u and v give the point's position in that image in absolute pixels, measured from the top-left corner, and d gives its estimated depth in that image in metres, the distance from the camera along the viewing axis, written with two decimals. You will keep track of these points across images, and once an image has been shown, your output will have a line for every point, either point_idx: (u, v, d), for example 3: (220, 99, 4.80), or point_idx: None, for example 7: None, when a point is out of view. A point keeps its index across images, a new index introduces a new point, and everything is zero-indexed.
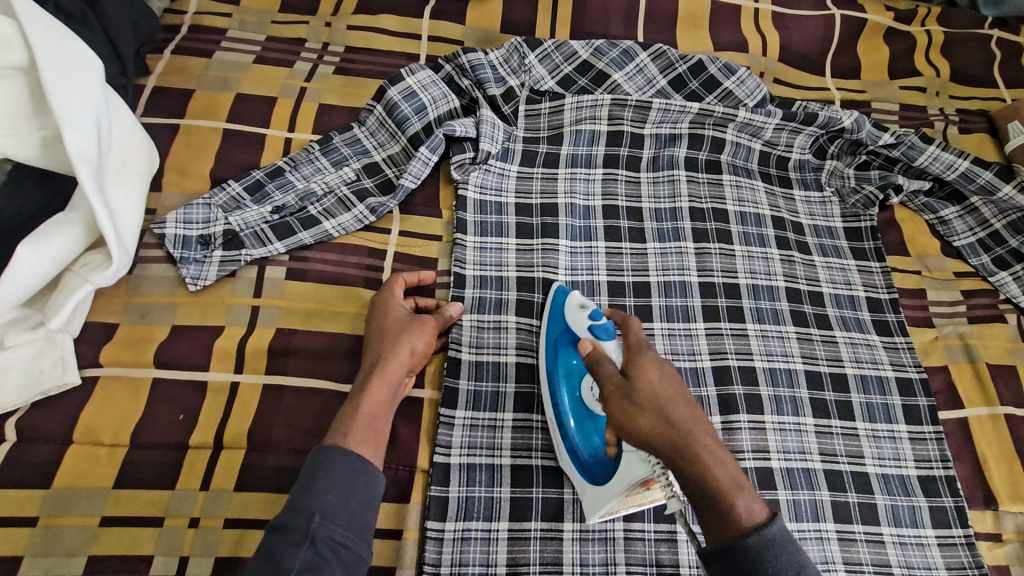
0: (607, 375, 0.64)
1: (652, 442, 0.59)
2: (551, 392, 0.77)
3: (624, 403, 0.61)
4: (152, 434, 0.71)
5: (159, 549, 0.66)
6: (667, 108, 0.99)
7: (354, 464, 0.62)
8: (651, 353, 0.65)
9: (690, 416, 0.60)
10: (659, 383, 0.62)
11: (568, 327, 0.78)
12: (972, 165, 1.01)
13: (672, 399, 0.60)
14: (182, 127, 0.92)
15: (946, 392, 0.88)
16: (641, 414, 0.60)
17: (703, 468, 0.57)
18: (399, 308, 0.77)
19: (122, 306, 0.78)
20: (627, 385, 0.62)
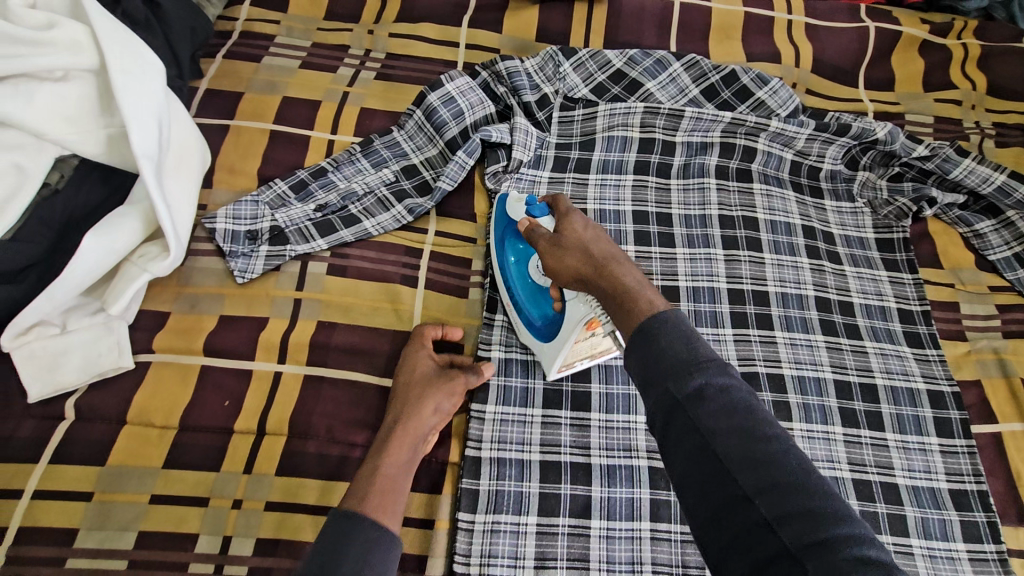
0: (539, 233, 0.72)
1: (577, 274, 0.65)
2: (505, 278, 0.83)
3: (551, 247, 0.69)
4: (200, 418, 0.74)
5: (204, 527, 0.69)
6: (699, 117, 1.00)
7: (371, 529, 0.57)
8: (578, 212, 0.71)
9: (611, 249, 0.65)
10: (584, 230, 0.68)
11: (510, 218, 0.84)
12: (1009, 179, 1.01)
13: (594, 240, 0.66)
14: (232, 128, 0.97)
15: (980, 406, 0.87)
16: (565, 253, 0.67)
17: (614, 280, 0.61)
18: (427, 366, 0.77)
19: (174, 296, 0.82)
20: (555, 235, 0.69)
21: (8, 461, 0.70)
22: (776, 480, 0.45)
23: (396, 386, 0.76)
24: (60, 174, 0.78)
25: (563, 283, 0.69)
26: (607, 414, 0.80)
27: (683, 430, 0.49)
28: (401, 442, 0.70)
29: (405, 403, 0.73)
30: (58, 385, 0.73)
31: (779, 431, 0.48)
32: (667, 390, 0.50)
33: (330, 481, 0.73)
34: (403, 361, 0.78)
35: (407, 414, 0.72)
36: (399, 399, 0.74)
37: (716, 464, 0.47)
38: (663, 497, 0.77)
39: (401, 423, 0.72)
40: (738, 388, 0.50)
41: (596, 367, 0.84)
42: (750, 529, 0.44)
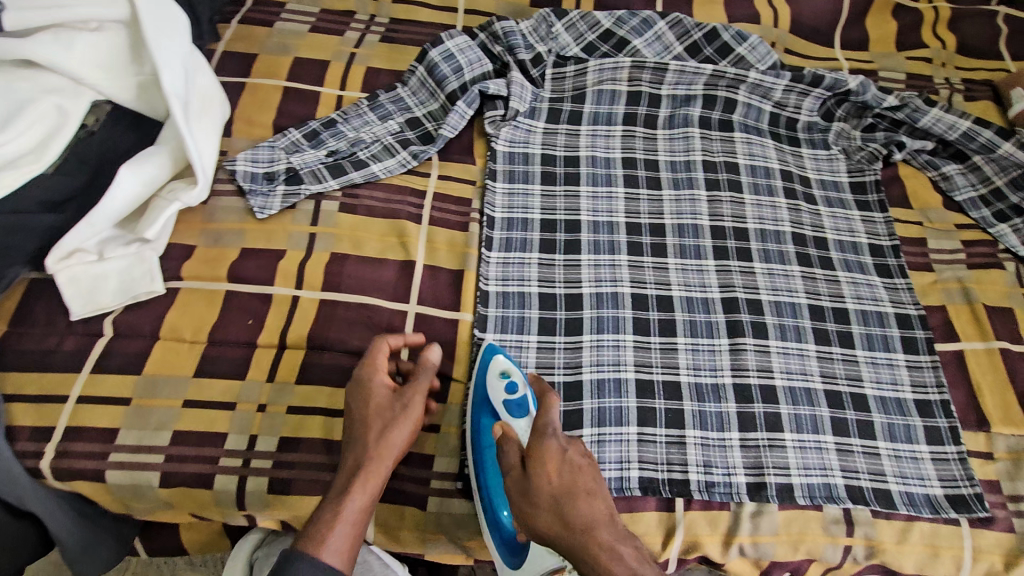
0: (509, 461, 0.67)
1: (555, 537, 0.62)
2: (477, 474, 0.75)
3: (522, 499, 0.64)
4: (226, 334, 0.82)
5: (232, 428, 0.76)
6: (682, 70, 1.08)
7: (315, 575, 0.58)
8: (549, 434, 0.66)
9: (588, 511, 0.62)
10: (555, 471, 0.64)
11: (489, 402, 0.77)
12: (973, 125, 1.09)
13: (570, 494, 0.63)
14: (248, 84, 1.04)
15: (944, 327, 0.94)
16: (537, 513, 0.63)
17: (605, 573, 0.59)
18: (382, 387, 0.72)
19: (199, 231, 0.89)
20: (527, 475, 0.64)
21: (54, 371, 0.77)
22: None
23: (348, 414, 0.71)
24: (95, 118, 0.87)
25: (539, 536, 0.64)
26: (598, 335, 0.89)
27: None
28: (359, 480, 0.66)
29: (365, 435, 0.68)
30: (98, 306, 0.81)
31: None
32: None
33: (345, 390, 0.80)
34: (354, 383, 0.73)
35: (370, 443, 0.68)
36: (355, 432, 0.69)
37: None
38: (649, 404, 0.85)
39: (362, 461, 0.67)
40: None
41: (587, 295, 0.92)
42: None
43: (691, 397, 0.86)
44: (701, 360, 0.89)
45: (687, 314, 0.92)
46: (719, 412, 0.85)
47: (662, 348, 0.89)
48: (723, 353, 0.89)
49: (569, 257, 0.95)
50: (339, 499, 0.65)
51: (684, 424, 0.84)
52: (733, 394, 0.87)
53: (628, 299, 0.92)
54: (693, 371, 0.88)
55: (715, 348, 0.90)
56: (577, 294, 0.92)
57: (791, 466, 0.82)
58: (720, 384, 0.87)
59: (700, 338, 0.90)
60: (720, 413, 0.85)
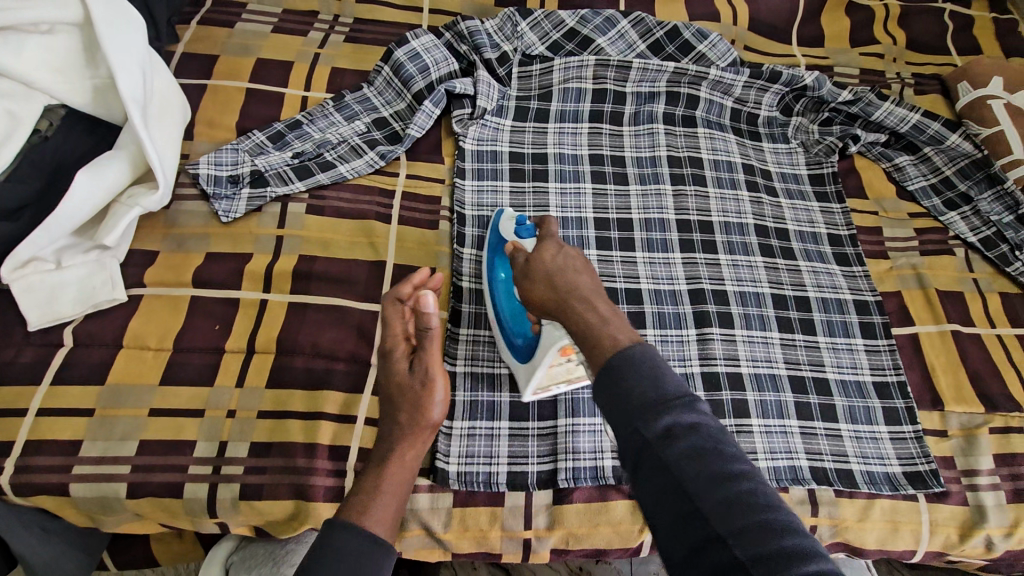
0: (516, 259, 0.71)
1: (544, 307, 0.64)
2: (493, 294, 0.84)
3: (521, 279, 0.67)
4: (192, 341, 0.81)
5: (201, 435, 0.75)
6: (646, 68, 1.10)
7: (363, 543, 0.54)
8: (551, 240, 0.70)
9: (576, 281, 0.63)
10: (554, 258, 0.66)
11: (500, 233, 0.85)
12: (922, 118, 1.14)
13: (561, 269, 0.65)
14: (210, 86, 1.03)
15: (899, 312, 0.98)
16: (532, 284, 0.65)
17: (575, 316, 0.60)
18: (401, 358, 0.69)
19: (162, 236, 0.88)
20: (528, 260, 0.68)
21: (12, 384, 0.75)
22: (745, 521, 0.43)
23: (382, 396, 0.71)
24: (48, 123, 0.83)
25: (534, 311, 0.67)
26: None
27: (654, 474, 0.46)
28: (400, 453, 0.64)
29: (399, 409, 0.67)
30: (56, 316, 0.79)
31: (750, 469, 0.46)
32: (636, 432, 0.48)
33: (317, 392, 0.79)
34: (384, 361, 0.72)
35: (406, 416, 0.66)
36: (389, 408, 0.68)
37: (687, 507, 0.45)
38: None
39: (399, 432, 0.66)
40: (708, 425, 0.48)
41: None
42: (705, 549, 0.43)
43: None
44: (670, 350, 0.91)
45: (656, 306, 0.94)
46: None
47: None
48: (690, 343, 0.91)
49: None
50: (380, 469, 0.62)
51: None
52: (701, 383, 0.89)
53: None
54: (662, 361, 0.90)
55: (683, 338, 0.92)
56: None
57: (758, 450, 0.85)
58: (689, 372, 0.89)
59: (669, 328, 0.92)
60: None
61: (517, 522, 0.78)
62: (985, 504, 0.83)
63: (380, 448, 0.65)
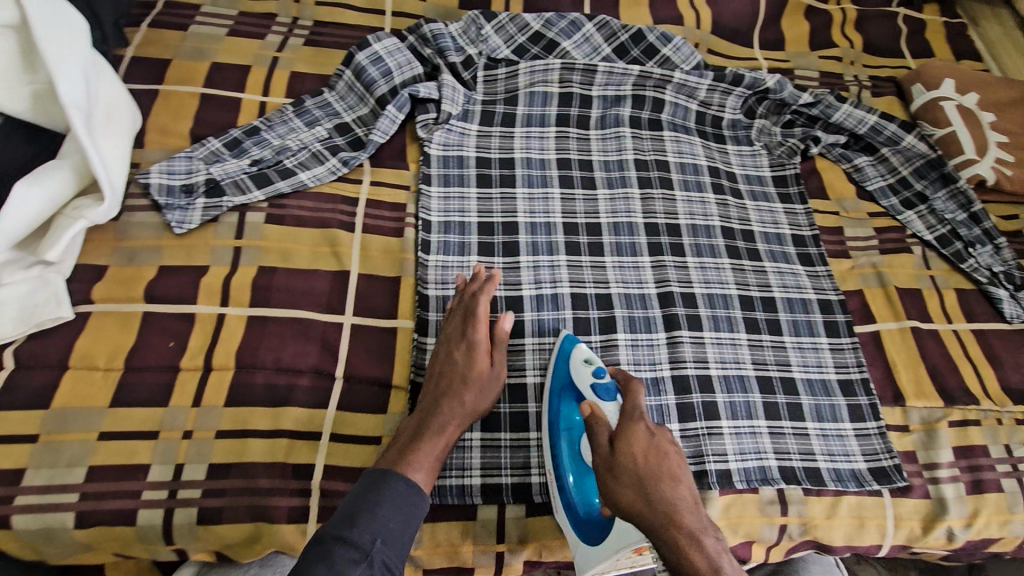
0: (598, 441, 0.72)
1: (630, 512, 0.67)
2: (555, 455, 0.79)
3: (607, 474, 0.70)
4: (144, 360, 0.77)
5: (155, 458, 0.72)
6: (611, 72, 1.10)
7: (412, 498, 0.67)
8: (638, 420, 0.72)
9: (671, 492, 0.67)
10: (642, 450, 0.69)
11: (574, 383, 0.81)
12: (879, 120, 1.17)
13: (654, 473, 0.68)
14: (162, 92, 0.99)
15: (862, 310, 1.00)
16: (619, 484, 0.68)
17: (679, 550, 0.63)
18: (477, 340, 0.80)
19: (111, 249, 0.84)
20: (614, 454, 0.70)
21: None
22: None
23: (440, 360, 0.80)
24: None
25: (617, 511, 0.68)
26: (540, 337, 0.89)
27: None
28: (449, 421, 0.74)
29: (461, 382, 0.77)
30: None
31: None
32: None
33: (280, 409, 0.76)
34: (449, 331, 0.82)
35: (465, 390, 0.77)
36: (450, 377, 0.77)
37: None
38: None
39: (457, 405, 0.76)
40: None
41: (527, 297, 0.92)
42: None
43: None
44: (641, 355, 0.91)
45: (626, 310, 0.94)
46: (658, 404, 0.87)
47: (602, 346, 0.91)
48: (660, 347, 0.92)
49: (508, 260, 0.95)
50: (436, 433, 0.73)
51: None
52: (671, 386, 0.89)
53: (567, 300, 0.93)
54: (633, 366, 0.90)
55: (653, 343, 0.92)
56: (517, 296, 0.92)
57: (729, 452, 0.85)
58: (659, 376, 0.89)
59: (638, 334, 0.92)
60: (659, 406, 0.87)
61: (489, 534, 0.77)
62: (946, 496, 0.85)
63: (431, 410, 0.75)
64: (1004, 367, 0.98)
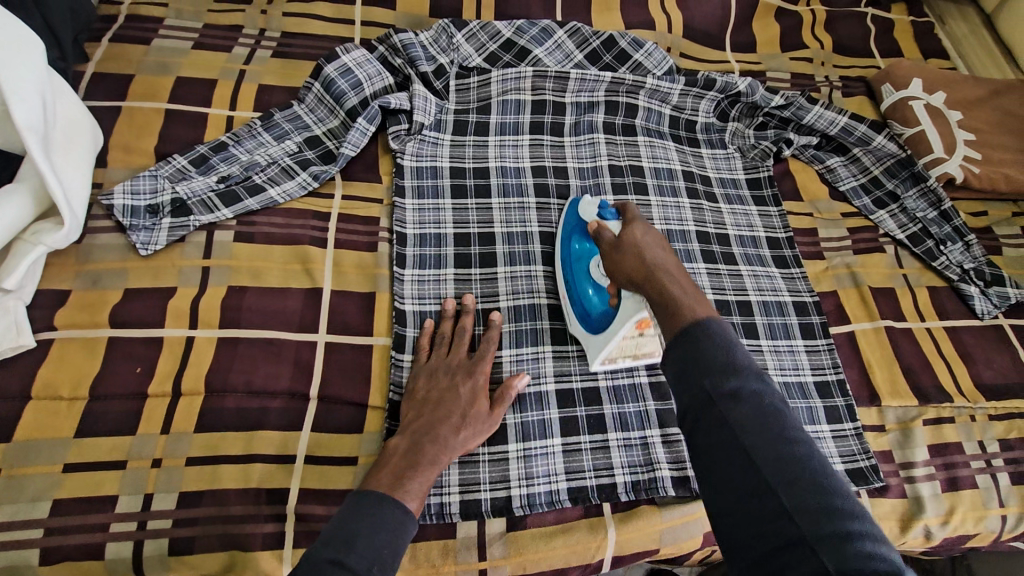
0: (603, 239, 0.79)
1: (631, 278, 0.72)
2: (565, 263, 0.91)
3: (612, 254, 0.75)
4: (110, 387, 0.75)
5: (123, 488, 0.70)
6: (583, 78, 1.09)
7: (403, 522, 0.63)
8: (640, 219, 0.77)
9: (664, 257, 0.71)
10: (642, 236, 0.74)
11: (581, 216, 0.90)
12: (850, 120, 1.18)
13: (648, 248, 0.72)
14: (124, 109, 0.96)
15: (837, 311, 1.01)
16: (623, 256, 0.73)
17: (660, 286, 0.66)
18: (482, 380, 0.80)
19: (74, 274, 0.81)
20: (617, 241, 0.75)
21: None
22: (804, 494, 0.46)
23: (437, 385, 0.78)
24: None
25: (619, 282, 0.74)
26: (517, 348, 0.88)
27: (713, 428, 0.51)
28: (443, 451, 0.72)
29: (459, 416, 0.75)
30: None
31: (803, 437, 0.50)
32: (701, 387, 0.53)
33: (252, 432, 0.75)
34: (449, 360, 0.82)
35: (463, 427, 0.75)
36: (446, 407, 0.76)
37: (757, 480, 0.48)
38: (571, 413, 0.85)
39: (450, 433, 0.74)
40: (770, 397, 0.52)
41: (505, 308, 0.91)
42: (767, 514, 0.47)
43: (610, 401, 0.87)
44: None
45: None
46: (638, 411, 0.87)
47: (580, 356, 0.89)
48: None
49: (485, 270, 0.94)
50: (425, 459, 0.71)
51: (606, 428, 0.85)
52: (651, 394, 0.88)
53: (545, 310, 0.92)
54: (611, 374, 0.88)
55: None
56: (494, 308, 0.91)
57: None
58: (638, 384, 0.89)
59: None
60: (639, 413, 0.87)
61: (470, 552, 0.76)
62: (922, 494, 0.86)
63: (426, 435, 0.73)
64: (977, 364, 0.99)
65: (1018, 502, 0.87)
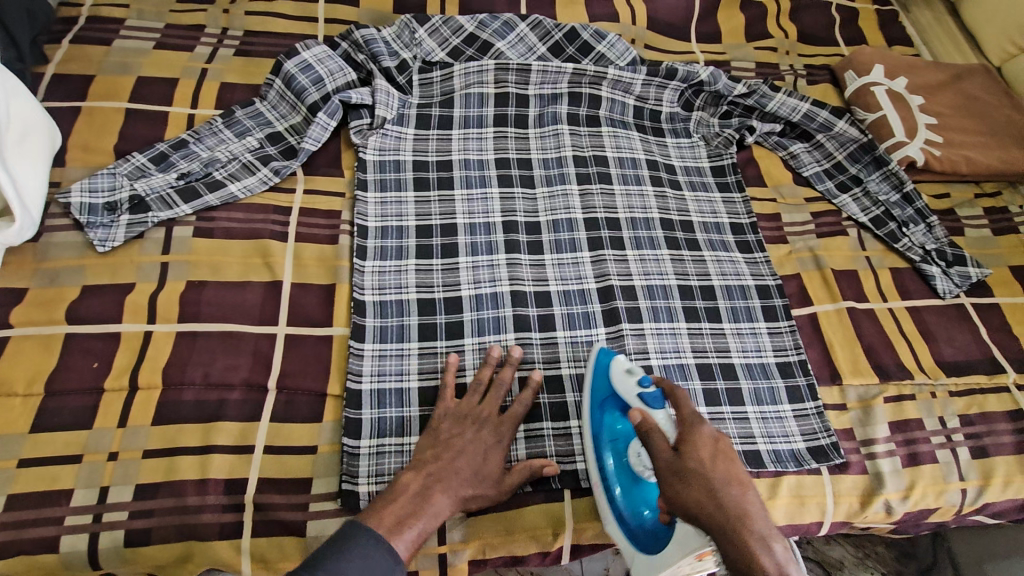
0: (655, 443, 0.66)
1: (700, 518, 0.60)
2: (599, 456, 0.79)
3: (672, 479, 0.63)
4: (67, 382, 0.75)
5: (79, 482, 0.70)
6: (545, 70, 1.11)
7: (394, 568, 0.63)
8: (699, 427, 0.66)
9: (742, 499, 0.61)
10: (711, 460, 0.63)
11: (616, 391, 0.80)
12: (812, 107, 1.19)
13: (722, 479, 0.61)
14: (84, 109, 0.97)
15: (799, 294, 1.02)
16: (689, 490, 0.61)
17: (749, 554, 0.57)
18: (503, 443, 0.77)
19: (32, 272, 0.82)
20: (678, 459, 0.64)
21: None
22: None
23: (461, 434, 0.76)
24: None
25: (675, 513, 0.63)
26: (480, 337, 0.88)
27: None
28: (449, 501, 0.71)
29: (473, 472, 0.73)
30: None
31: None
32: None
33: (211, 424, 0.75)
34: (480, 409, 0.79)
35: (474, 483, 0.73)
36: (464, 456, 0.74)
37: None
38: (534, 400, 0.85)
39: (459, 484, 0.72)
40: None
41: (467, 298, 0.91)
42: None
43: (573, 388, 0.87)
44: (582, 351, 0.90)
45: (565, 307, 0.94)
46: None
47: (543, 343, 0.90)
48: (599, 343, 0.92)
49: (447, 261, 0.94)
50: (427, 505, 0.69)
51: (569, 415, 0.85)
52: None
53: (507, 298, 0.92)
54: (574, 362, 0.89)
55: (592, 339, 0.92)
56: (455, 297, 0.91)
57: None
58: None
59: (577, 330, 0.92)
60: None
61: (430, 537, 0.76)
62: (883, 471, 0.87)
63: (440, 479, 0.72)
64: (938, 342, 1.00)
65: (978, 476, 0.88)
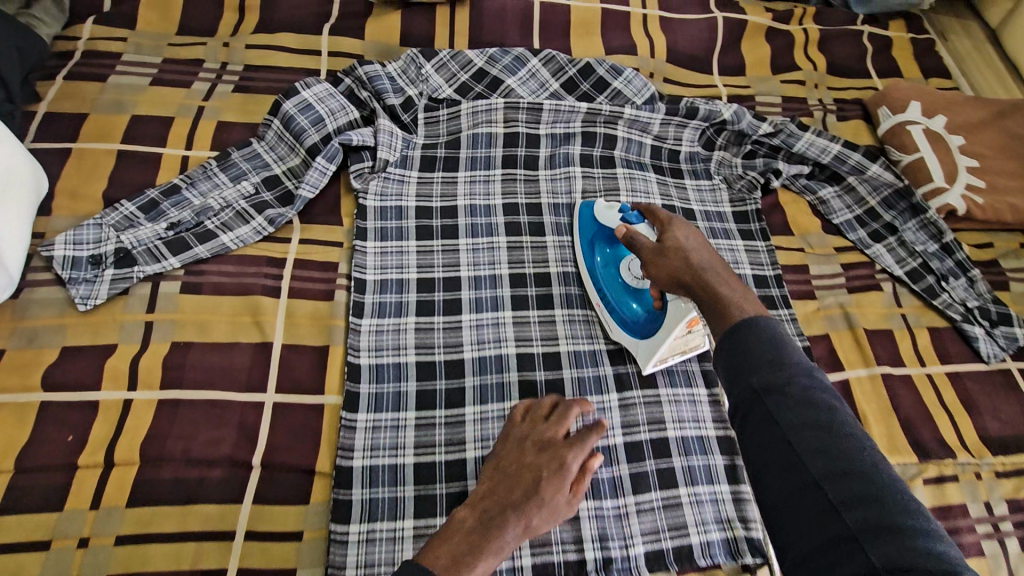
0: (639, 240, 0.76)
1: (677, 281, 0.70)
2: (593, 276, 0.91)
3: (651, 257, 0.73)
4: (39, 457, 0.70)
5: (46, 572, 0.65)
6: (557, 109, 1.05)
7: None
8: (677, 219, 0.75)
9: (710, 258, 0.69)
10: (685, 238, 0.73)
11: (601, 223, 0.91)
12: (843, 148, 1.11)
13: (694, 249, 0.71)
14: (74, 151, 0.92)
15: (828, 357, 0.95)
16: (670, 263, 0.70)
17: (711, 288, 0.65)
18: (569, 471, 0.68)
19: (10, 331, 0.77)
20: (657, 245, 0.73)
21: None
22: (858, 495, 0.46)
23: (521, 458, 0.69)
24: None
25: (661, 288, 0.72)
26: (482, 406, 0.82)
27: (761, 423, 0.52)
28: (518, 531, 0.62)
29: (540, 503, 0.64)
30: None
31: (859, 435, 0.50)
32: (748, 384, 0.53)
33: (190, 506, 0.70)
34: (546, 432, 0.71)
35: (541, 512, 0.64)
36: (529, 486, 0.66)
37: (806, 482, 0.48)
38: None
39: (525, 516, 0.63)
40: (822, 390, 0.52)
41: (469, 360, 0.85)
42: (817, 514, 0.47)
43: None
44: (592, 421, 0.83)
45: (574, 370, 0.87)
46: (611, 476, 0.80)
47: None
48: (612, 410, 0.84)
49: (449, 319, 0.88)
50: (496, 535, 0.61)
51: None
52: (624, 454, 0.81)
53: (513, 361, 0.86)
54: None
55: (605, 405, 0.84)
56: (457, 359, 0.85)
57: (689, 524, 0.78)
58: (611, 445, 0.82)
59: (588, 396, 0.85)
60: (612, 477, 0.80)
61: None
62: None
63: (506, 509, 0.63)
64: (982, 415, 0.92)
65: None
